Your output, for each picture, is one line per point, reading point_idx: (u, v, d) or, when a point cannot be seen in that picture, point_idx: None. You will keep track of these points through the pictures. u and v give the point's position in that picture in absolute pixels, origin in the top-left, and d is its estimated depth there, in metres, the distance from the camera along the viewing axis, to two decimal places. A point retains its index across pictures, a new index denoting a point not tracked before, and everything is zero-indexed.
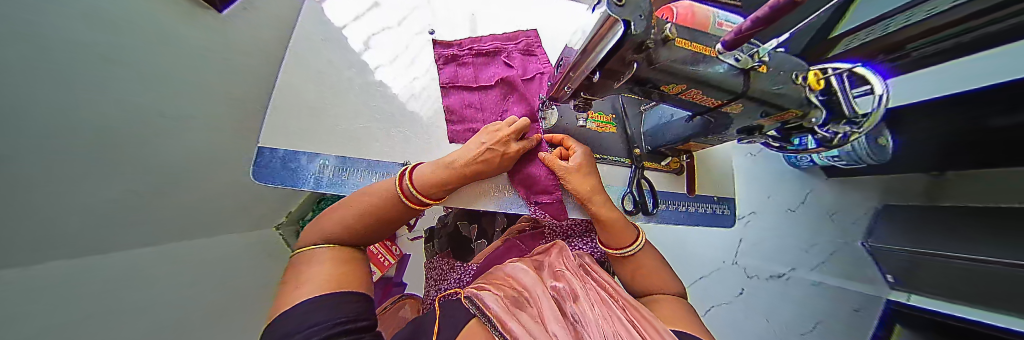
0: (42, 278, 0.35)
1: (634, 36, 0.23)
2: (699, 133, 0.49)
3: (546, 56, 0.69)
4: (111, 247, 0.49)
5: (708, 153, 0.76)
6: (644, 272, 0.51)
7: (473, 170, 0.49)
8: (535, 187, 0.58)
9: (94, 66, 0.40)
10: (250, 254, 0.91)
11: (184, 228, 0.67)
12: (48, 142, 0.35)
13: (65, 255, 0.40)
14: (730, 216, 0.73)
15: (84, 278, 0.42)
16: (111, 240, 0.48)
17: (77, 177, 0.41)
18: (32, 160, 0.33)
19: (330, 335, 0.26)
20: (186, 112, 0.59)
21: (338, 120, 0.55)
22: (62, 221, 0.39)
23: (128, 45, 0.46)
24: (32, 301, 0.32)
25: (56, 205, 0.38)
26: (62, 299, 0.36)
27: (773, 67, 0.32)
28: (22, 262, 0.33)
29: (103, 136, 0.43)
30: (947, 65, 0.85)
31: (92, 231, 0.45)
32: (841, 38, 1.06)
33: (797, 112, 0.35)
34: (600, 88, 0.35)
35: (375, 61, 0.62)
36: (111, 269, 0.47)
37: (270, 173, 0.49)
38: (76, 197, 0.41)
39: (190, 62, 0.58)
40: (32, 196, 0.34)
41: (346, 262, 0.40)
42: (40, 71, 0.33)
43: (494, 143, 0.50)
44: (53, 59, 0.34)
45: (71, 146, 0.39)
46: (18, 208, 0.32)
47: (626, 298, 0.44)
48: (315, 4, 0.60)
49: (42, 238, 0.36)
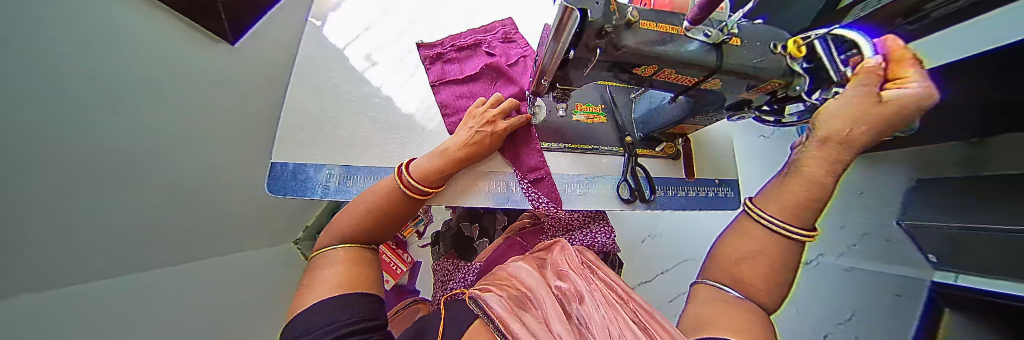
0: (35, 281, 0.38)
1: (593, 23, 0.25)
2: (686, 114, 0.48)
3: (525, 40, 0.72)
4: (124, 252, 0.54)
5: (705, 135, 0.75)
6: (775, 274, 0.29)
7: (467, 155, 0.51)
8: (526, 164, 0.58)
9: (75, 84, 0.43)
10: (264, 264, 0.97)
11: (191, 244, 0.71)
12: (57, 155, 0.41)
13: (67, 261, 0.44)
14: (734, 198, 0.70)
15: (74, 297, 0.43)
16: (127, 245, 0.55)
17: (64, 200, 0.43)
18: (42, 169, 0.39)
19: (343, 334, 0.28)
20: (177, 129, 0.63)
21: (338, 131, 0.58)
22: (59, 240, 0.43)
23: (125, 67, 0.52)
24: (22, 297, 0.35)
25: (63, 211, 0.43)
26: (53, 301, 0.40)
27: (747, 38, 0.32)
28: (26, 260, 0.37)
29: (85, 153, 0.45)
30: (977, 21, 0.77)
31: (89, 253, 0.48)
32: (849, 9, 1.10)
33: (779, 82, 0.35)
34: (575, 77, 0.36)
35: (372, 75, 0.65)
36: (117, 273, 0.52)
37: (281, 185, 0.52)
38: (82, 208, 0.47)
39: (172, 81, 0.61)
40: (32, 205, 0.38)
41: (355, 261, 0.42)
42: (47, 93, 0.39)
43: (482, 125, 0.52)
44: (33, 81, 0.37)
45: (82, 160, 0.45)
46: (21, 211, 0.37)
47: (636, 300, 0.43)
48: (316, 29, 0.65)
49: (31, 257, 0.38)
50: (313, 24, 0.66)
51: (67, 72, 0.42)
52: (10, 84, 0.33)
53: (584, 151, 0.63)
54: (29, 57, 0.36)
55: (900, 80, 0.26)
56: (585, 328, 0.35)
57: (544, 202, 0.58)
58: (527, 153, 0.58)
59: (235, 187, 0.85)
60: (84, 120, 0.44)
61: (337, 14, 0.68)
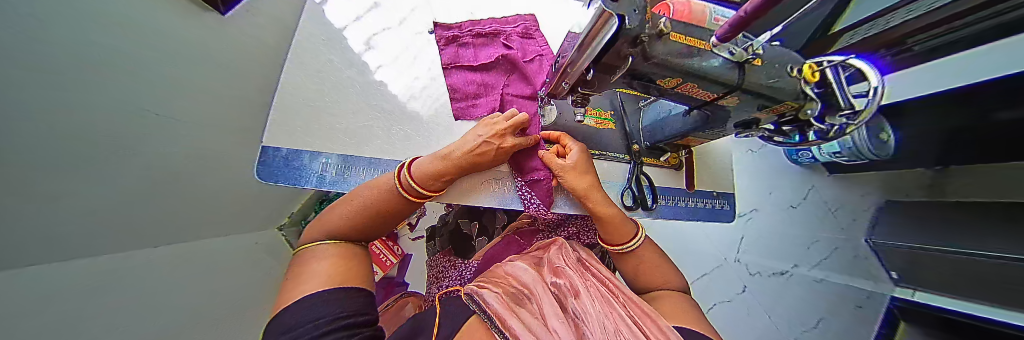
0: (22, 267, 0.36)
1: (628, 30, 0.24)
2: (695, 128, 0.49)
3: (544, 39, 0.72)
4: (104, 240, 0.50)
5: (708, 148, 0.76)
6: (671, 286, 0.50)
7: (471, 162, 0.50)
8: (527, 166, 0.58)
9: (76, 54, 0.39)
10: (249, 253, 0.94)
11: (172, 230, 0.66)
12: (52, 136, 0.38)
13: (54, 249, 0.41)
14: (729, 211, 0.73)
15: (60, 284, 0.41)
16: (109, 230, 0.51)
17: (52, 179, 0.39)
18: (38, 149, 0.36)
19: (325, 331, 0.26)
20: (175, 109, 0.59)
21: (338, 119, 0.56)
22: (45, 223, 0.40)
23: (129, 37, 0.47)
24: (15, 290, 0.33)
25: (52, 195, 0.40)
26: (45, 288, 0.38)
27: (768, 60, 0.33)
28: (17, 245, 0.35)
29: (73, 132, 0.41)
30: (984, 49, 0.79)
31: (67, 239, 0.44)
32: (841, 34, 1.11)
33: (793, 104, 0.36)
34: (597, 83, 0.35)
35: (374, 60, 0.62)
36: (95, 263, 0.48)
37: (274, 172, 0.49)
38: (62, 196, 0.42)
39: (172, 56, 0.56)
40: (22, 184, 0.35)
41: (342, 257, 0.39)
42: (52, 74, 0.36)
43: (492, 136, 0.50)
44: (36, 50, 0.33)
45: (76, 147, 0.42)
46: (19, 196, 0.34)
47: (626, 293, 0.43)
48: (315, 7, 0.61)
49: (18, 240, 0.35)
50: (314, 1, 0.62)
51: (70, 40, 0.38)
52: (16, 52, 0.30)
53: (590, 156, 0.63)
54: (45, 35, 0.34)
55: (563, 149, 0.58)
56: (584, 324, 0.34)
57: (534, 204, 0.58)
58: (530, 156, 0.58)
59: (223, 170, 0.80)
60: (90, 98, 0.42)
61: None
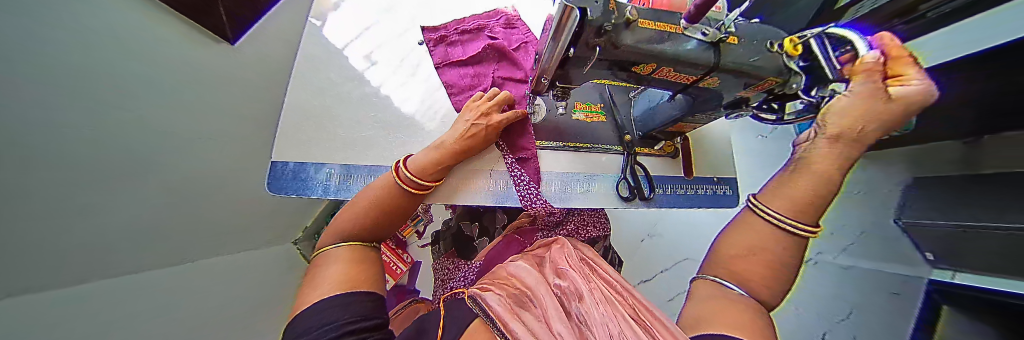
0: None
1: (592, 21, 0.26)
2: (685, 112, 0.49)
3: (527, 26, 0.74)
4: (105, 252, 0.57)
5: (705, 133, 0.75)
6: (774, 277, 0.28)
7: (465, 146, 0.52)
8: (518, 143, 0.59)
9: (38, 83, 0.41)
10: (253, 266, 0.99)
11: (161, 247, 0.69)
12: (34, 162, 0.42)
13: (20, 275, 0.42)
14: (732, 197, 0.71)
15: (26, 310, 0.41)
16: (108, 247, 0.57)
17: (18, 206, 0.41)
18: (3, 175, 0.38)
19: (338, 335, 0.27)
20: (150, 134, 0.61)
21: (338, 129, 0.59)
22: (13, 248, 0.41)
23: (92, 65, 0.49)
24: None
25: (44, 213, 0.46)
26: (30, 303, 0.42)
27: (743, 38, 0.33)
28: None
29: (35, 159, 0.42)
30: (965, 23, 0.77)
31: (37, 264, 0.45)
32: (848, 8, 1.10)
33: (778, 79, 0.38)
34: (574, 75, 0.37)
35: (370, 74, 0.66)
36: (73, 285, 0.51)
37: (282, 185, 0.53)
38: (30, 224, 0.43)
39: (147, 81, 0.59)
40: None
41: (353, 259, 0.41)
42: (15, 102, 0.38)
43: (478, 118, 0.52)
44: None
45: (42, 174, 0.43)
46: None
47: (634, 297, 0.42)
48: (315, 29, 0.66)
49: None
50: (313, 24, 0.66)
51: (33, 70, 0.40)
52: None
53: (584, 150, 0.63)
54: (36, 71, 0.40)
55: (899, 77, 0.25)
56: (586, 326, 0.34)
57: (527, 181, 0.58)
58: (520, 133, 0.59)
59: (213, 189, 0.82)
60: (90, 123, 0.50)
61: (337, 14, 0.68)
